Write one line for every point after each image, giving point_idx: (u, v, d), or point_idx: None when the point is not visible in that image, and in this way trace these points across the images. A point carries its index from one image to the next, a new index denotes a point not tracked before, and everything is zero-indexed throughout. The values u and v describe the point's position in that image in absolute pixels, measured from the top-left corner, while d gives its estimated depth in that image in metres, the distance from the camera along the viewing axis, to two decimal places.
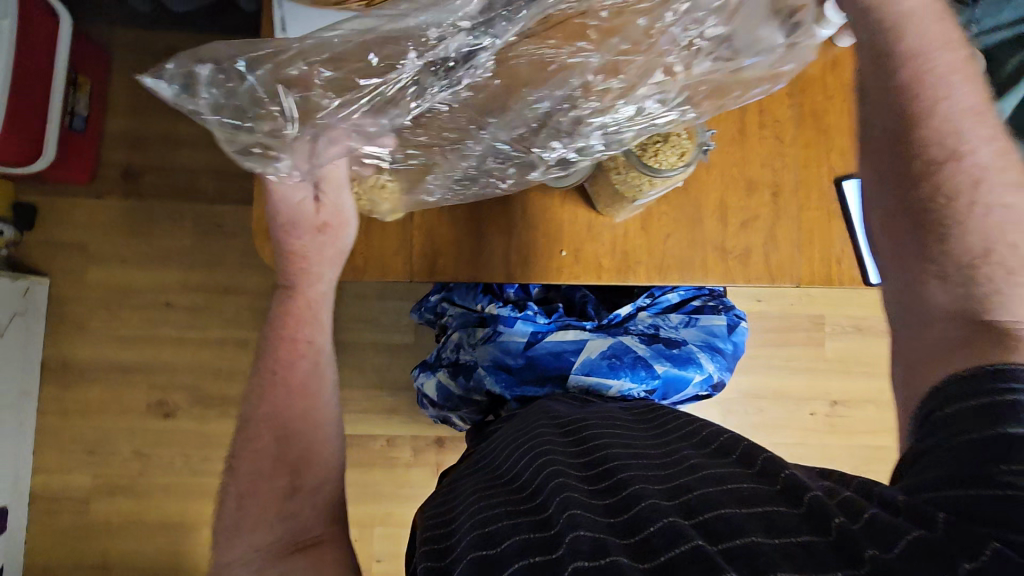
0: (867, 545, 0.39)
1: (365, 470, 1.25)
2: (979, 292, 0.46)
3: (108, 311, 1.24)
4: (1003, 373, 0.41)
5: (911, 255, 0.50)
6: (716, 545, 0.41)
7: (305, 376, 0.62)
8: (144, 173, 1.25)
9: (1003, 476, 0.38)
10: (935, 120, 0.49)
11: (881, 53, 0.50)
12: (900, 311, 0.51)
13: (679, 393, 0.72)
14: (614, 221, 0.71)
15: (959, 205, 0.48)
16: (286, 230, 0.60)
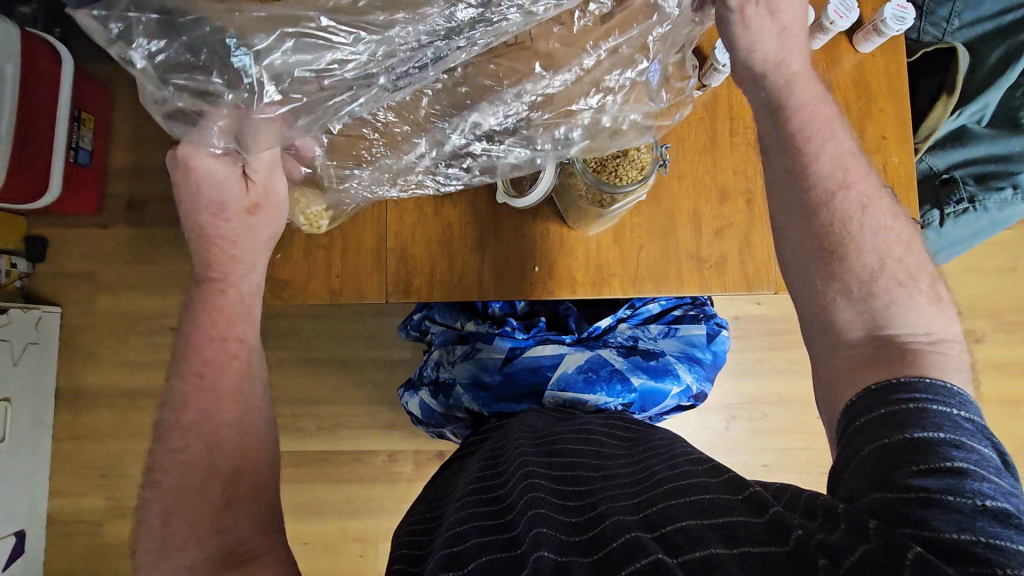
0: (820, 554, 0.36)
1: (368, 486, 1.27)
2: (879, 307, 0.47)
3: (116, 337, 1.27)
4: (904, 386, 0.41)
5: (815, 274, 0.49)
6: (675, 559, 0.38)
7: (236, 378, 0.55)
8: (148, 202, 1.29)
9: (915, 479, 0.36)
10: (819, 157, 0.50)
11: (786, 81, 0.52)
12: (811, 329, 0.50)
13: (657, 405, 0.73)
14: (588, 235, 0.72)
15: (851, 229, 0.48)
16: (210, 214, 0.52)
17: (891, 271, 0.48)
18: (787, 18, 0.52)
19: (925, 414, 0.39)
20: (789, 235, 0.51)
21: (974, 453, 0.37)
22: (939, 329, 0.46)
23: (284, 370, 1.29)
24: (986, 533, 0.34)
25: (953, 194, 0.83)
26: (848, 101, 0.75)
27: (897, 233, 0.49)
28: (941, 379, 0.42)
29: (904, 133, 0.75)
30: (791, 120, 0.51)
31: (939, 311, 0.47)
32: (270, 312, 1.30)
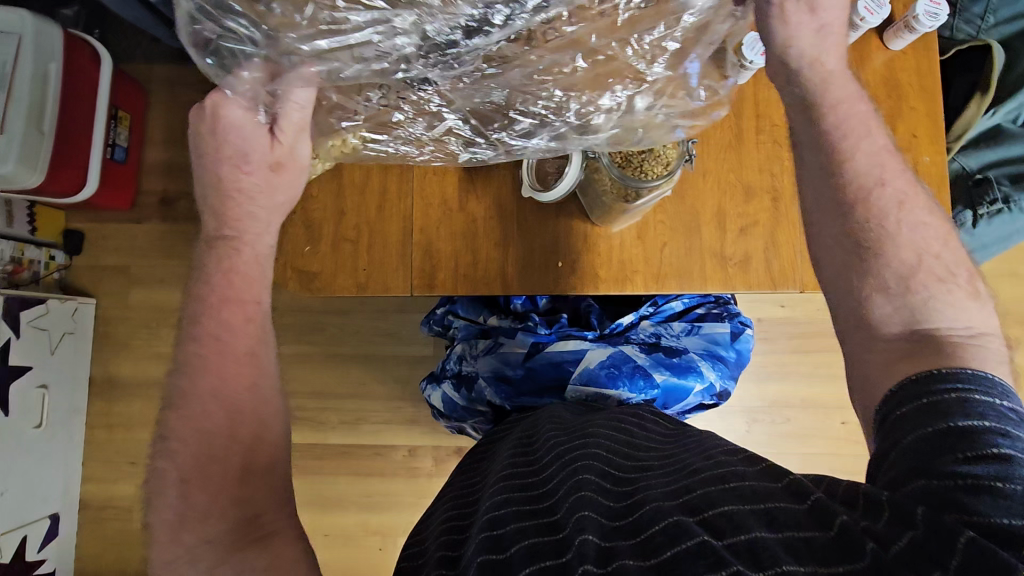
0: (867, 539, 0.35)
1: (388, 480, 1.28)
2: (916, 303, 0.45)
3: (148, 329, 1.31)
4: (948, 374, 0.40)
5: (851, 271, 0.47)
6: (721, 541, 0.37)
7: (252, 343, 0.52)
8: (180, 198, 1.33)
9: (963, 468, 0.35)
10: (855, 151, 0.49)
11: (818, 73, 0.50)
12: (845, 326, 0.48)
13: (679, 402, 0.72)
14: (611, 231, 0.72)
15: (887, 225, 0.47)
16: (234, 165, 0.51)
17: (929, 268, 0.46)
18: (829, 15, 0.50)
19: (970, 403, 0.38)
20: (823, 233, 0.49)
21: (1020, 440, 0.36)
22: (978, 324, 0.44)
23: (309, 364, 1.31)
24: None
25: (986, 194, 0.82)
26: (879, 99, 0.74)
27: (934, 228, 0.47)
28: (981, 369, 0.41)
29: (936, 131, 0.74)
30: (826, 117, 0.50)
31: (979, 305, 0.46)
32: (295, 307, 1.32)
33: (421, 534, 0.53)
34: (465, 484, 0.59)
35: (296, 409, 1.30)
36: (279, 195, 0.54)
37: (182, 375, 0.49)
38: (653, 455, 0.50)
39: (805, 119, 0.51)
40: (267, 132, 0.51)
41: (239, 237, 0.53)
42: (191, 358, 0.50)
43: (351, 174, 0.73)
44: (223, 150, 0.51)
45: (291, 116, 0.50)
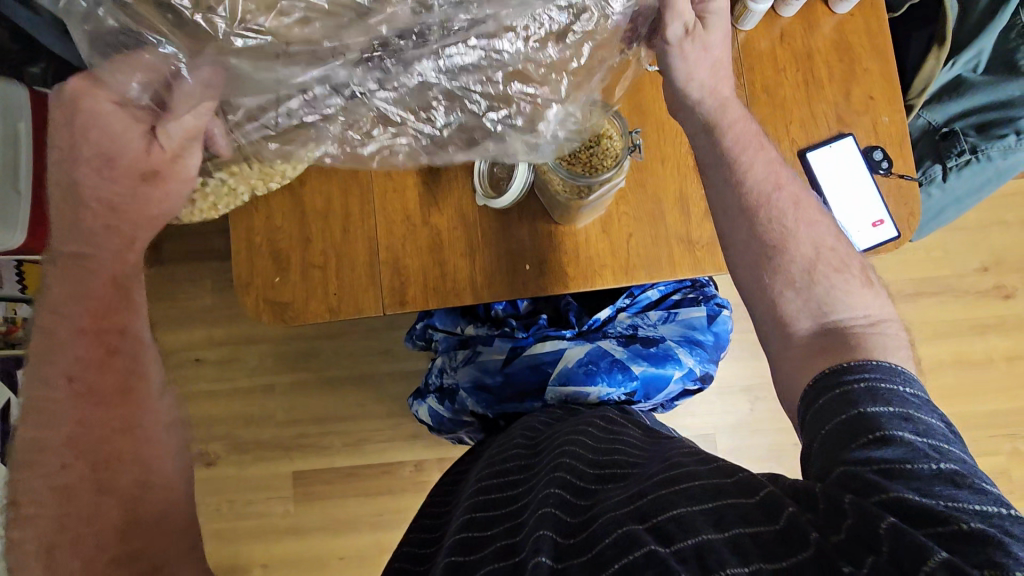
0: (811, 529, 0.37)
1: (398, 496, 1.28)
2: (821, 295, 0.52)
3: None
4: (857, 367, 0.45)
5: (763, 269, 0.54)
6: (669, 547, 0.37)
7: (124, 380, 0.48)
8: (163, 242, 1.34)
9: (873, 451, 0.39)
10: (752, 167, 0.56)
11: (722, 100, 0.57)
12: (763, 322, 0.54)
13: (661, 391, 0.73)
14: (578, 227, 0.71)
15: (787, 224, 0.54)
16: (92, 168, 0.48)
17: (827, 257, 0.53)
18: (714, 51, 0.57)
19: (878, 392, 0.42)
20: (733, 238, 0.56)
21: (921, 423, 0.40)
22: (875, 310, 0.52)
23: (307, 390, 1.32)
24: (945, 496, 0.36)
25: (954, 146, 0.81)
26: (830, 65, 0.73)
27: (826, 225, 0.55)
28: (886, 361, 0.45)
29: (892, 91, 0.73)
30: (725, 138, 0.57)
31: (874, 295, 0.53)
32: (289, 335, 1.33)
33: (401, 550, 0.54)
34: (444, 501, 0.60)
35: (300, 436, 1.31)
36: (145, 209, 0.52)
37: (35, 424, 0.46)
38: (614, 459, 0.51)
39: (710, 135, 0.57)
40: (145, 130, 0.49)
41: (94, 257, 0.50)
42: (45, 406, 0.46)
43: (311, 201, 0.73)
44: (84, 150, 0.48)
45: (182, 119, 0.49)
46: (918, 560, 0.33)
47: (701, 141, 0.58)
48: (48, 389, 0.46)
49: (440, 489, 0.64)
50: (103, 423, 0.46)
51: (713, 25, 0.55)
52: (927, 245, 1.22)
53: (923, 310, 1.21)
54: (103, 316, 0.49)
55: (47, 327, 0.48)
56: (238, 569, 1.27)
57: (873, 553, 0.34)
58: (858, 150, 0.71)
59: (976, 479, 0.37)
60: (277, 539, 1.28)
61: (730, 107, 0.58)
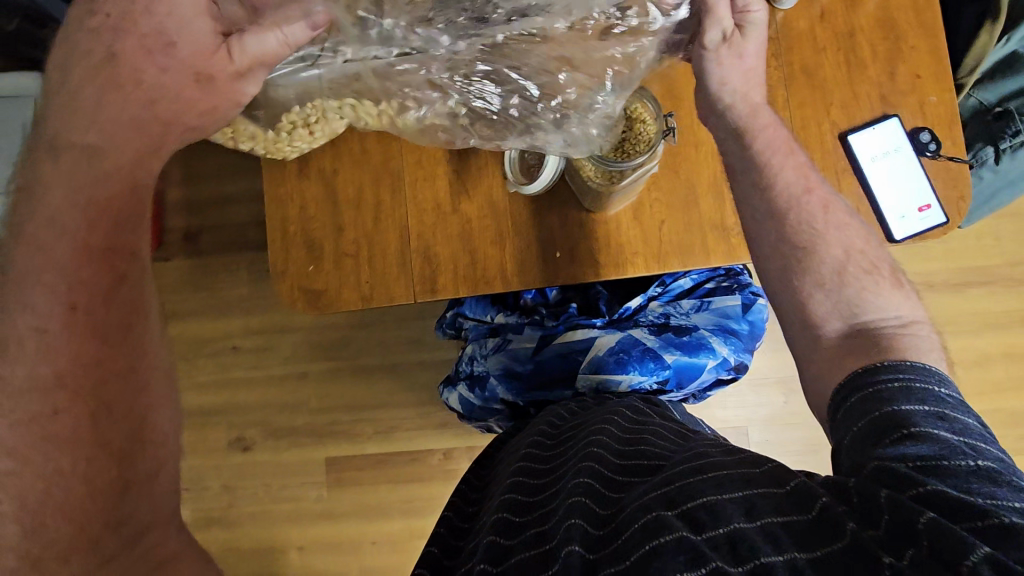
0: (848, 519, 0.36)
1: (428, 484, 1.30)
2: (850, 297, 0.49)
3: (186, 361, 1.37)
4: (889, 366, 0.43)
5: (792, 267, 0.52)
6: (701, 535, 0.37)
7: (120, 316, 0.45)
8: (201, 233, 1.38)
9: (908, 447, 0.37)
10: (781, 170, 0.54)
11: (755, 105, 0.56)
12: (791, 326, 0.52)
13: (694, 380, 0.71)
14: (609, 214, 0.71)
15: (816, 226, 0.52)
16: (145, 48, 0.45)
17: (857, 258, 0.51)
18: (751, 60, 0.55)
19: (912, 390, 0.41)
20: (760, 240, 0.54)
21: (958, 423, 0.39)
22: (908, 313, 0.49)
23: (339, 379, 1.34)
24: (984, 493, 0.34)
25: (1008, 127, 0.77)
26: (875, 43, 0.70)
27: (856, 228, 0.52)
28: (919, 361, 0.43)
29: (940, 70, 0.69)
30: (755, 143, 0.55)
31: (905, 295, 0.50)
32: (321, 325, 1.35)
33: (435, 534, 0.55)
34: (479, 489, 0.61)
35: (333, 423, 1.34)
36: (183, 119, 0.49)
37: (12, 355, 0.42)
38: (640, 447, 0.51)
39: (739, 138, 0.55)
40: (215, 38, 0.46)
41: (106, 150, 0.46)
42: (28, 333, 0.42)
43: (343, 191, 0.75)
44: (136, 36, 0.44)
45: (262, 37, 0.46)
46: (959, 554, 0.31)
47: (731, 145, 0.56)
48: (40, 317, 0.42)
49: (471, 474, 0.65)
50: (101, 363, 0.43)
51: (753, 32, 0.54)
52: (976, 233, 1.17)
53: (971, 301, 1.16)
54: (114, 236, 0.46)
55: (41, 241, 0.43)
56: (274, 551, 1.31)
57: (914, 545, 0.33)
58: (904, 133, 0.69)
59: (1015, 477, 0.35)
60: (311, 522, 1.32)
61: (759, 113, 0.56)
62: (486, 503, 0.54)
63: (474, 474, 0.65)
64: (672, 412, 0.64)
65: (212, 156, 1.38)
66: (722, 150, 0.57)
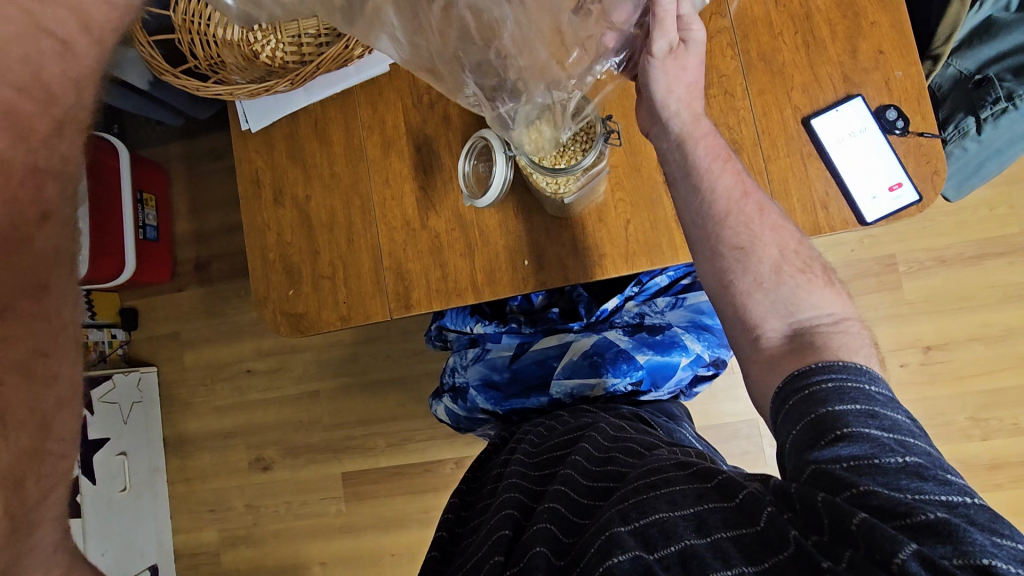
0: (791, 527, 0.37)
1: (442, 493, 1.31)
2: (786, 296, 0.52)
3: (205, 387, 1.43)
4: (824, 367, 0.44)
5: (727, 269, 0.54)
6: (653, 554, 0.39)
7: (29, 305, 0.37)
8: (211, 262, 1.43)
9: (841, 448, 0.38)
10: (721, 175, 0.57)
11: (697, 114, 0.58)
12: (730, 325, 0.54)
13: (670, 379, 0.71)
14: (573, 219, 0.71)
15: (753, 227, 0.55)
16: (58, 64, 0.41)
17: (791, 257, 0.53)
18: (693, 74, 0.57)
19: (842, 389, 0.42)
20: (700, 237, 0.57)
21: (887, 419, 0.39)
22: (840, 310, 0.51)
23: (351, 394, 1.37)
24: (911, 490, 0.35)
25: (988, 95, 0.73)
26: (833, 22, 0.68)
27: (789, 229, 0.55)
28: (852, 360, 0.45)
29: (905, 42, 0.67)
30: (696, 150, 0.57)
31: (836, 293, 0.52)
32: (329, 343, 1.39)
33: (433, 543, 0.57)
34: (470, 498, 0.62)
35: (347, 438, 1.37)
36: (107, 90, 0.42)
37: None
38: (606, 462, 0.53)
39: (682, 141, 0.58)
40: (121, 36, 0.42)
41: None
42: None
43: (320, 216, 0.77)
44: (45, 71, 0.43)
45: None
46: (888, 554, 0.32)
47: (673, 154, 0.59)
48: None
49: (466, 478, 0.65)
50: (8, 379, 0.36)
51: (693, 48, 0.56)
52: (987, 203, 1.12)
53: (986, 275, 1.11)
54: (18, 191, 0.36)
55: None
56: (299, 567, 1.35)
57: (850, 547, 0.34)
58: (869, 112, 0.67)
59: (941, 471, 0.36)
60: (333, 537, 1.35)
61: (700, 125, 0.58)
62: (471, 523, 0.56)
63: (467, 487, 0.64)
64: (650, 418, 0.65)
65: (218, 187, 1.44)
66: (666, 159, 0.60)
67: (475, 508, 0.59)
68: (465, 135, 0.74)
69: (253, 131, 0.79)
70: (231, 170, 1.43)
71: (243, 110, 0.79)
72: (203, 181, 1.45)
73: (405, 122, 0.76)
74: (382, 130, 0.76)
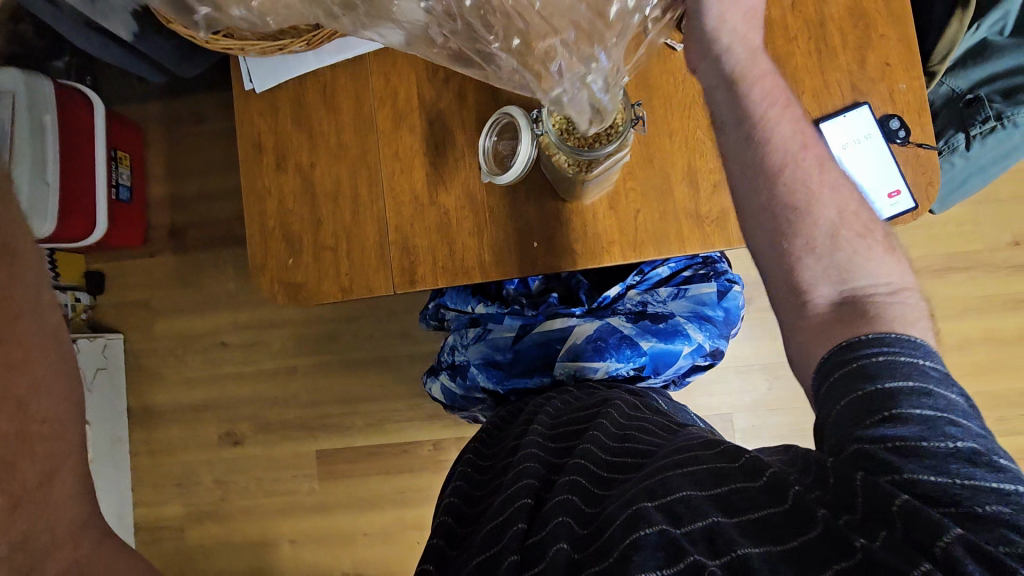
0: (819, 507, 0.39)
1: (418, 475, 1.31)
2: (843, 261, 0.52)
3: (175, 357, 1.38)
4: (874, 340, 0.45)
5: (778, 233, 0.54)
6: (680, 529, 0.41)
7: None
8: (187, 229, 1.38)
9: (888, 429, 0.40)
10: (778, 123, 0.56)
11: (754, 47, 0.59)
12: (779, 288, 0.54)
13: (670, 366, 0.72)
14: (584, 204, 0.72)
15: (811, 184, 0.54)
16: None
17: (851, 222, 0.53)
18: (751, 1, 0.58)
19: (893, 365, 0.43)
20: (748, 196, 0.56)
21: (941, 399, 0.41)
22: (897, 279, 0.51)
23: (330, 372, 1.35)
24: (962, 475, 0.37)
25: (978, 113, 0.77)
26: (844, 31, 0.71)
27: (848, 189, 0.55)
28: (906, 335, 0.45)
29: (910, 56, 0.70)
30: (752, 92, 0.57)
31: (894, 261, 0.52)
32: (309, 318, 1.36)
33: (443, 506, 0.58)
34: (477, 460, 0.63)
35: (323, 416, 1.34)
36: None
37: None
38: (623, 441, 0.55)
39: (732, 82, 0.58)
40: None
41: None
42: None
43: (327, 184, 0.75)
44: None
45: None
46: (933, 536, 0.35)
47: (724, 107, 0.59)
48: None
49: (474, 447, 0.66)
50: None
51: None
52: (956, 219, 1.18)
53: (951, 286, 1.17)
54: None
55: None
56: (267, 545, 1.33)
57: (886, 527, 0.36)
58: (872, 121, 0.69)
59: (992, 455, 0.38)
60: (303, 515, 1.33)
61: (753, 79, 0.58)
62: (484, 491, 0.57)
63: (477, 452, 0.65)
64: (654, 400, 0.66)
65: (198, 151, 1.38)
66: (711, 98, 0.60)
67: (487, 475, 0.60)
68: (481, 112, 0.73)
69: (257, 92, 0.76)
70: (213, 134, 1.38)
71: (248, 68, 0.76)
72: (182, 144, 1.39)
73: (419, 96, 0.75)
74: (395, 101, 0.75)
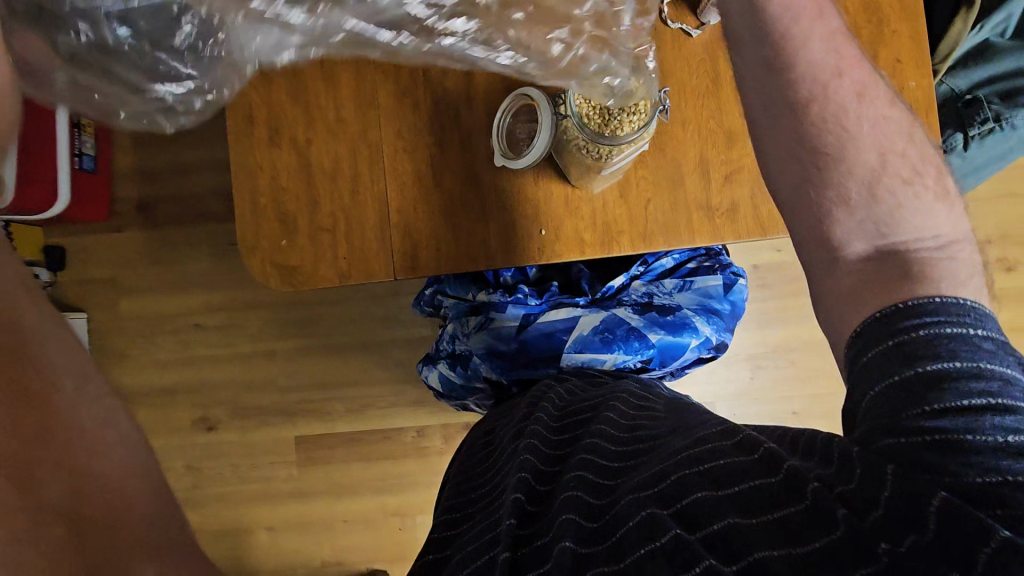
0: (840, 505, 0.39)
1: (401, 462, 1.29)
2: (880, 213, 0.50)
3: (145, 338, 1.31)
4: (915, 311, 0.43)
5: (809, 187, 0.52)
6: (695, 534, 0.41)
7: None
8: (157, 203, 1.30)
9: (931, 421, 0.39)
10: (811, 47, 0.53)
11: None
12: (808, 245, 0.53)
13: (677, 358, 0.72)
14: (593, 192, 0.70)
15: (846, 124, 0.52)
16: None
17: (891, 171, 0.51)
18: None
19: (934, 342, 0.41)
20: (776, 154, 0.54)
21: (988, 381, 0.39)
22: (945, 230, 0.49)
23: (310, 356, 1.31)
24: (1009, 472, 0.36)
25: (978, 114, 0.78)
26: (858, 25, 0.70)
27: (888, 127, 0.52)
28: (954, 297, 0.44)
29: (920, 54, 0.70)
30: (777, 10, 0.53)
31: (941, 208, 0.50)
32: (289, 300, 1.31)
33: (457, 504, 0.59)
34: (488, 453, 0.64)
35: (303, 401, 1.30)
36: None
37: None
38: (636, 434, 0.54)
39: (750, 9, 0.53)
40: None
41: None
42: None
43: (322, 163, 0.71)
44: None
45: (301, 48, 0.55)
46: (971, 540, 0.34)
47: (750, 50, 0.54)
48: None
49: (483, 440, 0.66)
50: None
51: None
52: None
53: None
54: None
55: None
56: (243, 532, 1.29)
57: (915, 532, 0.36)
58: None
59: None
60: (281, 502, 1.29)
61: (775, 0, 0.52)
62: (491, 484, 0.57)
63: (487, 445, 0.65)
64: (669, 394, 0.65)
65: None
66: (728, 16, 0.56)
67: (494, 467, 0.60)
68: (489, 91, 0.70)
69: None
70: None
71: None
72: None
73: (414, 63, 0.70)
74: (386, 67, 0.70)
